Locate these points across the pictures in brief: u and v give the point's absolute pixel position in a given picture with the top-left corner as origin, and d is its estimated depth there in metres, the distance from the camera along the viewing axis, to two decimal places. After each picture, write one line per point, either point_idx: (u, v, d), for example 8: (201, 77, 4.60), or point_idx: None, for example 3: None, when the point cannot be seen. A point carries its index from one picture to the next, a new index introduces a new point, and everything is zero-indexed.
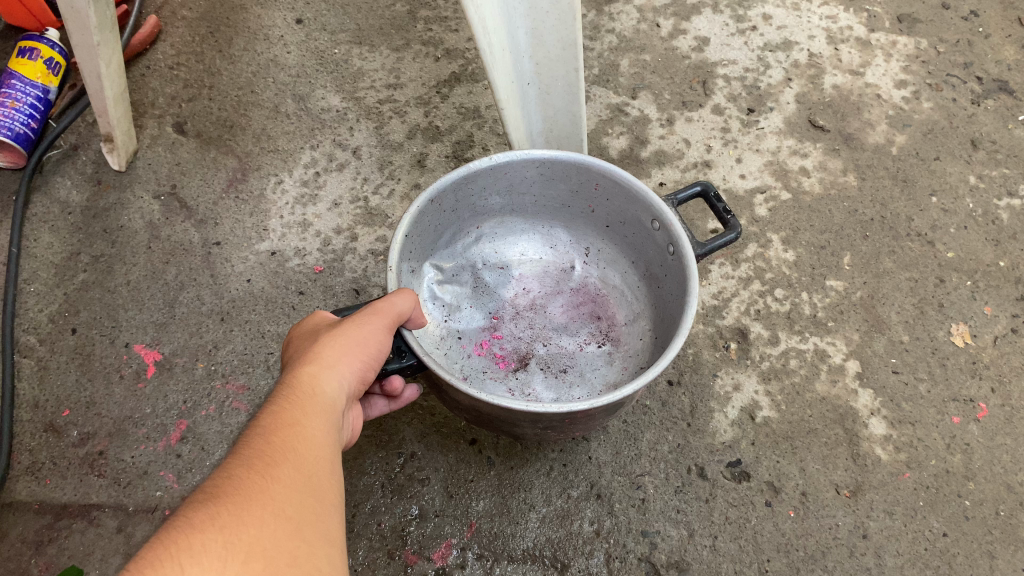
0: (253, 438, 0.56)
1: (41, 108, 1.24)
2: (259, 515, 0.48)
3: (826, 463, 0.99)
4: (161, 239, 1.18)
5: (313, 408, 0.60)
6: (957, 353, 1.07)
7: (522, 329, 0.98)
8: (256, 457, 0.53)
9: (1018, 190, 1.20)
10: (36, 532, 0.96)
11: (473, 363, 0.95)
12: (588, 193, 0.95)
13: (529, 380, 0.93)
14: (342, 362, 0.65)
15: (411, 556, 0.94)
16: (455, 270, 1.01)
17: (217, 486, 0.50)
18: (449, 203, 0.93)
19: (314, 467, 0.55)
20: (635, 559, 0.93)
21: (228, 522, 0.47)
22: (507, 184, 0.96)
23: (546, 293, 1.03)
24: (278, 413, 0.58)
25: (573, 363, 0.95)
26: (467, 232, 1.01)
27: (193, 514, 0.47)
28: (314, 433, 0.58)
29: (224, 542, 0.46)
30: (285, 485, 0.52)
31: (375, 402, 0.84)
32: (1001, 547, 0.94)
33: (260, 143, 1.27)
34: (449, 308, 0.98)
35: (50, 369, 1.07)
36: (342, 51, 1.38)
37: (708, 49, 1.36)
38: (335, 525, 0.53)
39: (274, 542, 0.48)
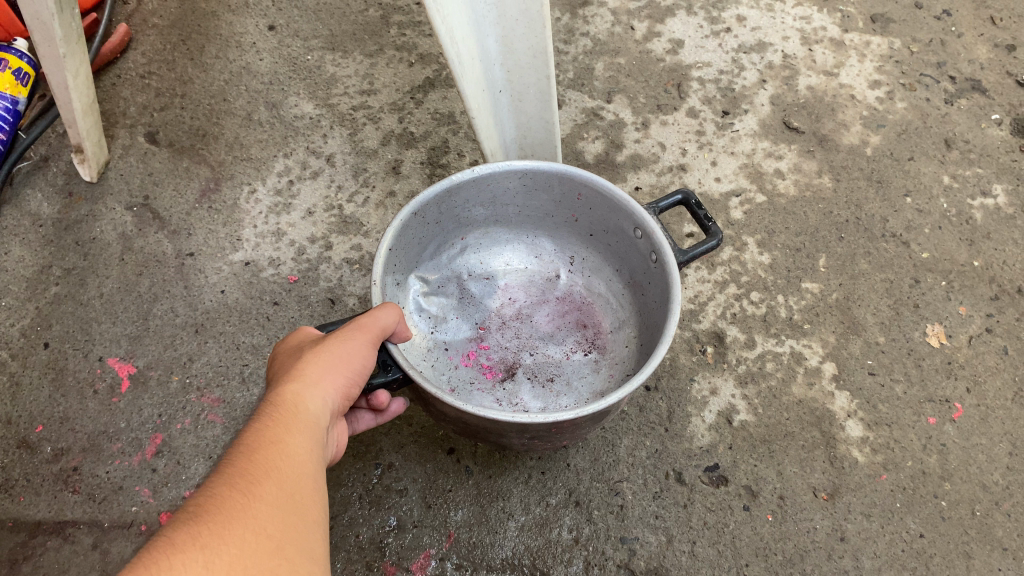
0: (236, 453, 0.54)
1: (10, 119, 1.23)
2: (240, 535, 0.47)
3: (804, 466, 0.99)
4: (134, 250, 1.17)
5: (296, 424, 0.59)
6: (932, 354, 1.07)
7: (509, 339, 0.98)
8: (237, 474, 0.52)
9: (991, 190, 1.21)
10: (10, 551, 0.95)
11: (460, 374, 0.94)
12: (571, 203, 0.95)
13: (516, 390, 0.92)
14: (325, 378, 0.64)
15: (389, 567, 0.94)
16: (441, 281, 1.01)
17: (198, 504, 0.49)
18: (433, 216, 0.93)
19: (298, 484, 0.54)
20: (614, 566, 0.93)
21: (209, 543, 0.46)
22: (491, 196, 0.96)
23: (533, 302, 1.03)
24: (261, 428, 0.57)
25: (559, 372, 0.94)
26: (452, 244, 1.01)
27: (173, 532, 0.46)
28: (298, 448, 0.56)
29: (204, 564, 0.44)
30: (267, 503, 0.50)
31: (360, 416, 0.82)
32: (978, 546, 0.94)
33: (233, 151, 1.26)
34: (435, 320, 0.98)
35: (22, 385, 1.06)
36: (316, 57, 1.37)
37: (683, 51, 1.36)
38: (316, 545, 0.52)
39: (255, 563, 0.46)
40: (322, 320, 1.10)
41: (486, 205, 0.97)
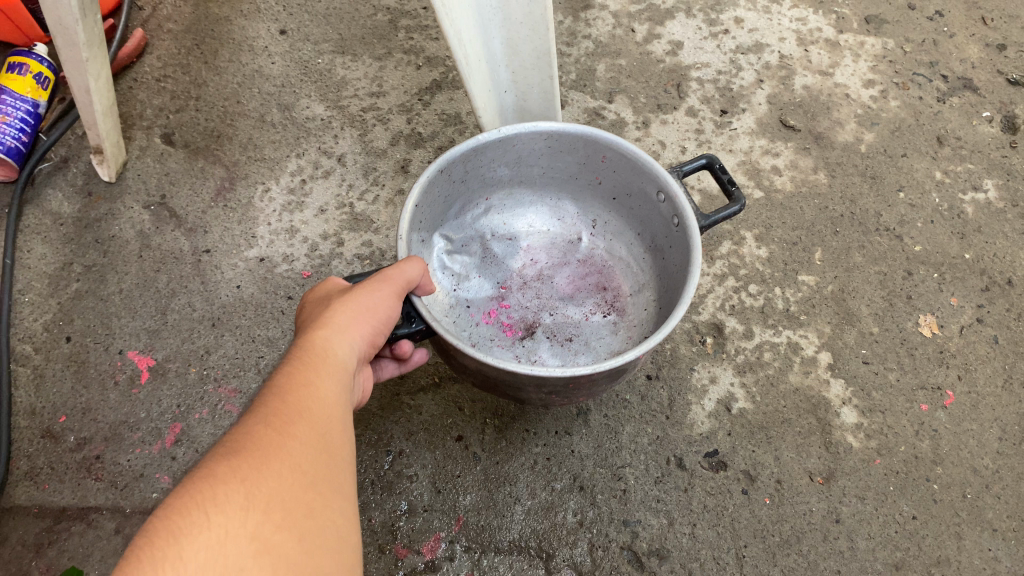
0: (270, 393, 0.58)
1: (31, 122, 1.27)
2: (280, 467, 0.51)
3: (800, 451, 1.03)
4: (152, 247, 1.21)
5: (326, 366, 0.63)
6: (925, 343, 1.10)
7: (530, 299, 1.02)
8: (273, 413, 0.55)
9: (982, 184, 1.25)
10: (36, 535, 0.99)
11: (481, 331, 0.98)
12: (595, 165, 0.99)
13: (535, 348, 0.97)
14: (351, 325, 0.67)
15: (401, 550, 0.97)
16: (465, 240, 1.05)
17: (237, 440, 0.53)
18: (459, 174, 0.96)
19: (328, 425, 0.57)
20: (617, 548, 0.97)
21: (250, 475, 0.49)
22: (515, 157, 0.99)
23: (554, 264, 1.07)
24: (292, 371, 0.60)
25: (578, 333, 0.99)
26: (476, 204, 1.05)
27: (215, 464, 0.50)
28: (327, 391, 0.60)
29: (245, 495, 0.48)
30: (302, 440, 0.54)
31: (384, 365, 0.86)
32: (968, 527, 0.98)
33: (247, 152, 1.30)
34: (458, 277, 1.02)
35: (45, 376, 1.10)
36: (326, 61, 1.41)
37: (682, 52, 1.40)
38: (347, 481, 0.56)
39: (293, 493, 0.50)
40: None
41: (511, 165, 1.00)
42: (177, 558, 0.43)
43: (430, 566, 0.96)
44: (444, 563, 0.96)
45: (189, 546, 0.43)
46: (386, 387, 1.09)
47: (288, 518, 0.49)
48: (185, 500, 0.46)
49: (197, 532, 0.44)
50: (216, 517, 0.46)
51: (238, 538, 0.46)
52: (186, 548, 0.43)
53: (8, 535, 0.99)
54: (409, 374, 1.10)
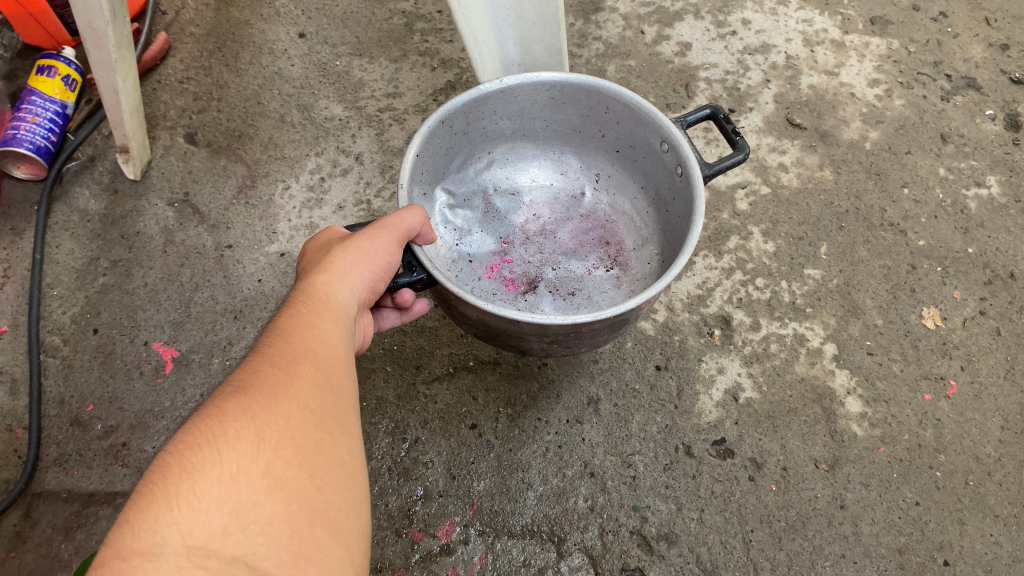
0: (275, 336, 0.62)
1: (60, 122, 1.32)
2: (287, 407, 0.55)
3: (806, 439, 1.05)
4: (176, 243, 1.25)
5: (328, 312, 0.66)
6: (928, 335, 1.13)
7: (532, 254, 1.06)
8: (279, 355, 0.59)
9: (985, 181, 1.27)
10: (65, 519, 1.02)
11: (483, 285, 1.03)
12: (598, 117, 1.02)
13: (537, 301, 1.01)
14: (353, 271, 0.71)
15: (417, 533, 1.01)
16: (468, 196, 1.10)
17: (245, 379, 0.56)
18: (461, 126, 1.00)
19: (332, 367, 0.61)
20: (627, 532, 1.00)
21: (259, 414, 0.53)
22: (518, 108, 1.03)
23: (557, 219, 1.11)
24: (296, 317, 0.64)
25: (581, 287, 1.02)
26: (479, 157, 1.09)
27: (224, 404, 0.53)
28: (329, 335, 0.64)
29: (255, 432, 0.52)
30: (308, 381, 0.58)
31: (386, 315, 0.90)
32: (971, 513, 1.00)
33: (268, 151, 1.34)
34: (460, 232, 1.07)
35: (74, 367, 1.14)
36: (344, 63, 1.45)
37: (690, 53, 1.43)
38: (353, 419, 0.60)
39: (300, 431, 0.54)
40: None
41: (513, 117, 1.03)
42: (190, 493, 0.47)
43: (445, 549, 0.99)
44: (459, 546, 1.00)
45: (202, 482, 0.47)
46: (402, 376, 1.12)
47: (297, 454, 0.52)
48: (197, 438, 0.50)
49: (209, 467, 0.48)
50: (228, 453, 0.50)
51: (249, 473, 0.49)
52: (199, 484, 0.47)
53: (38, 519, 1.02)
54: (425, 364, 1.13)
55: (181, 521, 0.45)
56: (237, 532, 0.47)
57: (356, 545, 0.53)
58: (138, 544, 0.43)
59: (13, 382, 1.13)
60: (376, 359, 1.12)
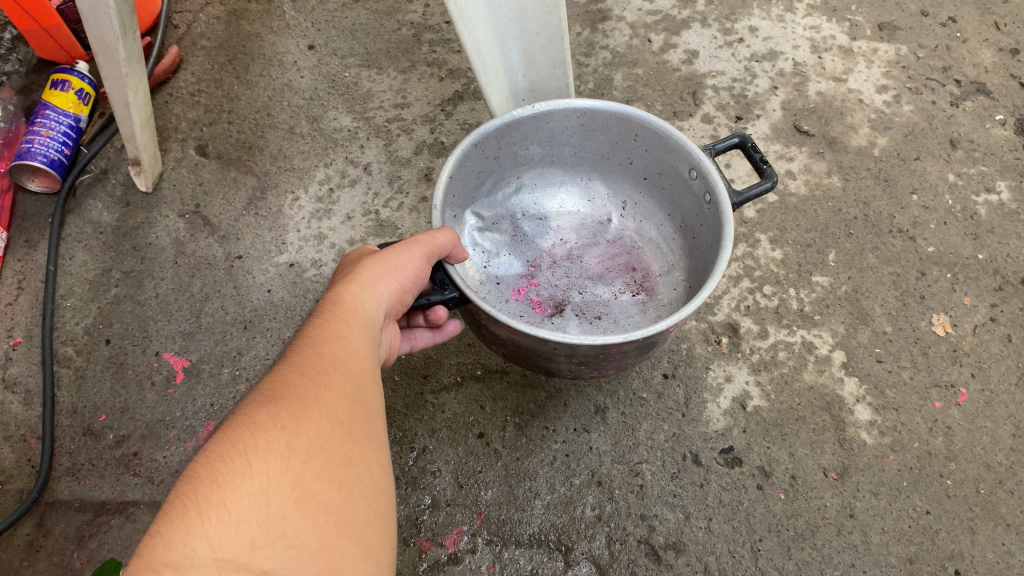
0: (307, 344, 0.63)
1: (73, 135, 1.33)
2: (317, 418, 0.55)
3: (814, 448, 1.05)
4: (187, 254, 1.26)
5: (359, 323, 0.67)
6: (938, 342, 1.12)
7: (559, 278, 1.06)
8: (309, 365, 0.59)
9: (995, 186, 1.26)
10: (78, 528, 1.03)
11: (511, 306, 1.03)
12: (627, 144, 1.03)
13: (564, 324, 1.01)
14: (382, 284, 0.72)
15: (425, 542, 1.01)
16: (497, 218, 1.10)
17: (275, 389, 0.57)
18: (492, 149, 1.01)
19: (360, 378, 0.61)
20: (635, 541, 0.99)
21: (289, 425, 0.53)
22: (548, 134, 1.04)
23: (584, 244, 1.11)
24: (327, 326, 0.65)
25: (607, 310, 1.02)
26: (508, 182, 1.09)
27: (255, 413, 0.54)
28: (356, 345, 0.64)
29: (285, 444, 0.52)
30: (336, 392, 0.58)
31: (419, 333, 0.91)
32: (982, 522, 0.99)
33: (278, 162, 1.36)
34: (488, 254, 1.07)
35: (86, 378, 1.15)
36: (352, 74, 1.46)
37: (697, 61, 1.43)
38: (380, 430, 0.60)
39: (330, 443, 0.54)
40: None
41: (543, 143, 1.04)
42: (221, 506, 0.47)
43: (453, 558, 1.00)
44: (466, 555, 1.00)
45: (231, 495, 0.48)
46: (410, 385, 1.13)
47: (325, 466, 0.53)
48: (227, 449, 0.50)
49: (239, 479, 0.49)
50: (257, 465, 0.50)
51: (278, 486, 0.50)
52: (229, 497, 0.48)
53: (51, 528, 1.04)
54: (433, 373, 1.14)
55: (212, 534, 0.46)
56: (266, 545, 0.47)
57: (384, 558, 0.53)
58: (169, 556, 0.44)
59: (27, 393, 1.15)
60: (384, 369, 1.13)
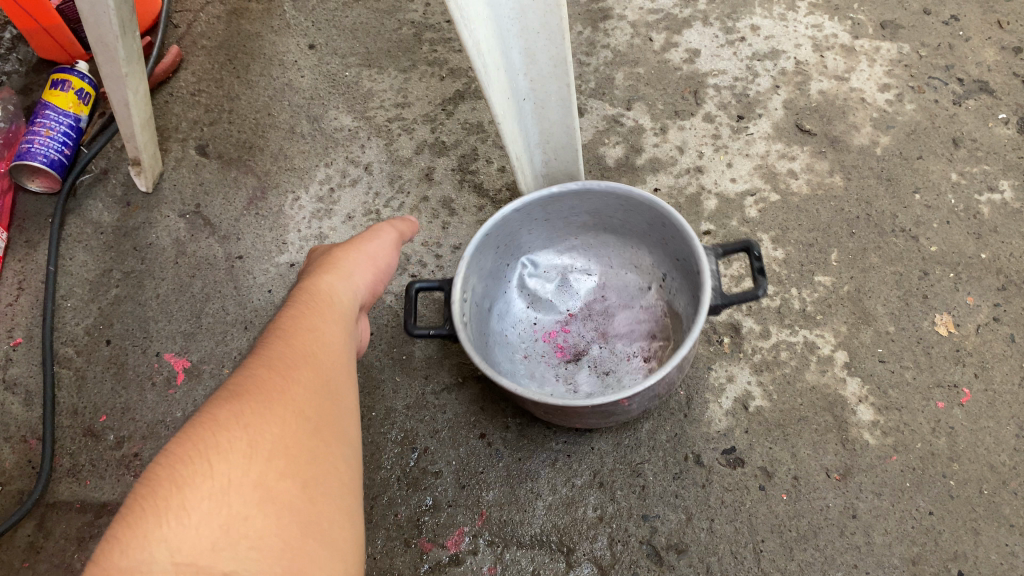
0: (276, 337, 0.62)
1: (73, 135, 1.33)
2: (281, 414, 0.54)
3: (817, 448, 1.04)
4: (188, 254, 1.26)
5: (328, 316, 0.67)
6: (941, 342, 1.12)
7: (589, 329, 1.11)
8: (278, 359, 0.59)
9: (999, 185, 1.26)
10: (78, 529, 1.03)
11: (535, 347, 1.11)
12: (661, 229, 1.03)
13: (574, 373, 1.07)
14: (356, 273, 0.76)
15: (426, 544, 1.01)
16: (548, 268, 1.16)
17: (241, 384, 0.56)
18: (540, 214, 1.07)
19: (329, 371, 0.61)
20: (637, 542, 0.99)
21: (252, 424, 0.53)
22: (594, 208, 1.07)
23: (620, 304, 1.12)
24: (297, 319, 0.65)
25: (615, 368, 1.05)
26: (564, 238, 1.15)
27: (217, 411, 0.53)
28: (329, 335, 0.65)
29: (247, 443, 0.51)
30: (302, 387, 0.58)
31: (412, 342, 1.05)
32: (985, 523, 0.99)
33: (278, 162, 1.35)
34: (533, 298, 1.14)
35: (87, 378, 1.15)
36: (353, 73, 1.45)
37: (699, 60, 1.43)
38: (348, 425, 0.60)
39: (294, 440, 0.54)
40: None
41: (590, 213, 1.08)
42: (180, 509, 0.46)
43: (455, 559, 1.00)
44: (467, 556, 1.00)
45: (191, 497, 0.47)
46: (412, 386, 1.13)
47: (289, 465, 0.52)
48: (188, 448, 0.49)
49: (200, 481, 0.48)
50: (219, 466, 0.49)
51: (240, 486, 0.49)
52: (190, 499, 0.47)
53: (52, 529, 1.03)
54: (435, 373, 1.13)
55: (170, 537, 0.45)
56: (227, 547, 0.47)
57: (350, 551, 0.53)
58: (127, 561, 0.43)
59: (28, 393, 1.14)
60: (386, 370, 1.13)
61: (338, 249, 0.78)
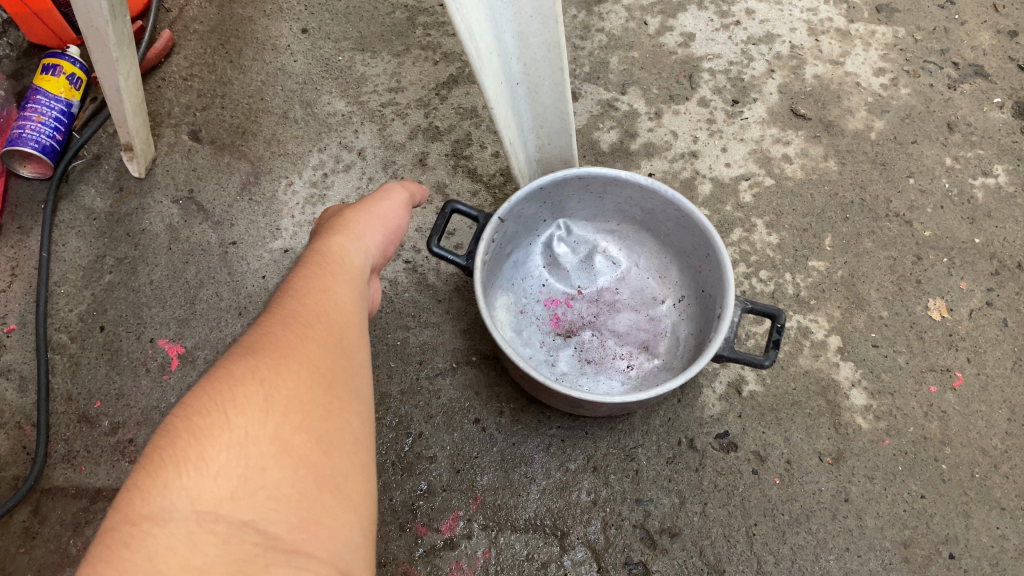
0: (290, 296, 0.61)
1: (65, 121, 1.32)
2: (297, 370, 0.53)
3: (810, 433, 1.05)
4: (181, 240, 1.25)
5: (341, 275, 0.66)
6: (933, 327, 1.12)
7: (590, 311, 1.11)
8: (294, 318, 0.58)
9: (993, 170, 1.26)
10: (73, 514, 1.04)
11: (534, 308, 1.12)
12: (700, 256, 1.02)
13: (559, 347, 1.08)
14: (366, 236, 0.74)
15: (421, 528, 1.01)
16: (580, 239, 1.16)
17: (255, 341, 0.55)
18: (598, 189, 1.07)
19: (344, 332, 0.60)
20: (630, 526, 1.00)
21: (268, 380, 0.52)
22: (648, 207, 1.07)
23: (630, 305, 1.12)
24: (308, 280, 0.63)
25: (599, 360, 1.06)
26: (607, 220, 1.14)
27: (235, 364, 0.52)
28: (340, 297, 0.63)
29: (264, 398, 0.50)
30: (317, 345, 0.57)
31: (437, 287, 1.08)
32: (976, 506, 0.99)
33: (271, 147, 1.35)
34: (553, 261, 1.14)
35: (81, 364, 1.15)
36: (346, 58, 1.44)
37: (694, 44, 1.42)
38: (362, 382, 0.58)
39: (310, 395, 0.53)
40: None
41: (643, 210, 1.08)
42: (199, 459, 0.46)
43: (449, 543, 1.00)
44: (462, 540, 1.00)
45: (211, 448, 0.46)
46: (406, 371, 1.12)
47: (305, 419, 0.51)
48: (205, 403, 0.49)
49: (218, 432, 0.47)
50: (236, 419, 0.48)
51: (257, 438, 0.48)
52: (209, 450, 0.46)
53: (47, 515, 1.04)
54: (429, 359, 1.13)
55: (189, 486, 0.45)
56: (246, 497, 0.46)
57: (365, 509, 0.52)
58: (147, 509, 0.43)
59: (22, 379, 1.14)
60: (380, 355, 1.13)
61: (350, 213, 0.76)
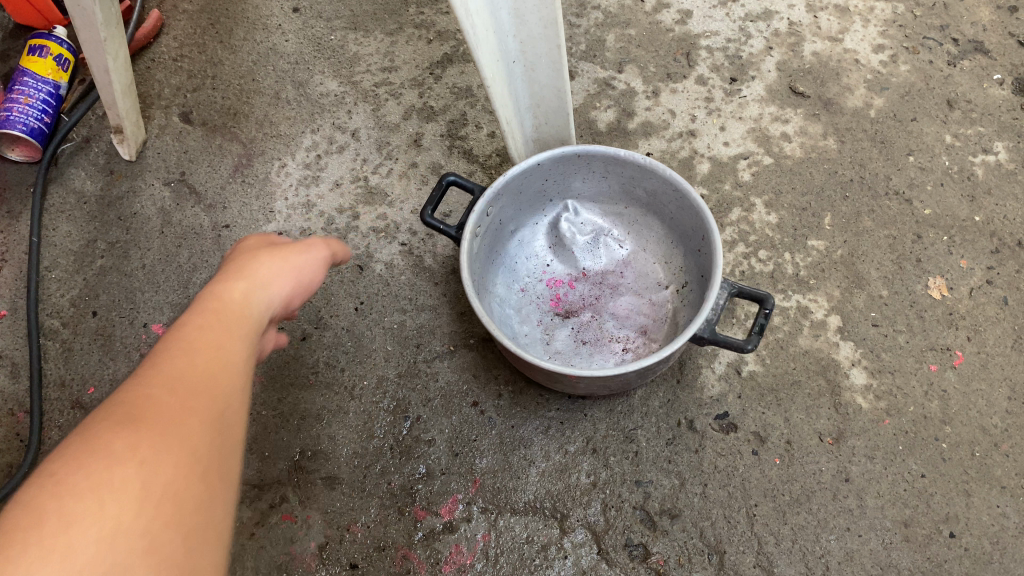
0: (175, 353, 0.56)
1: (53, 103, 1.30)
2: (176, 450, 0.48)
3: (810, 413, 1.04)
4: (173, 223, 1.24)
5: (236, 334, 0.62)
6: (934, 306, 1.11)
7: (591, 293, 1.10)
8: (180, 382, 0.53)
9: (993, 147, 1.25)
10: None
11: (535, 287, 1.12)
12: (698, 239, 1.00)
13: (556, 328, 1.07)
14: (274, 289, 0.69)
15: (420, 511, 1.01)
16: (587, 221, 1.15)
17: (137, 403, 0.50)
18: (600, 168, 1.07)
19: (226, 408, 0.55)
20: (630, 507, 0.99)
21: (146, 458, 0.46)
22: (650, 186, 1.05)
23: (632, 289, 1.10)
24: (202, 337, 0.58)
25: (595, 341, 1.05)
26: (614, 201, 1.13)
27: (112, 432, 0.46)
28: (232, 365, 0.59)
29: (140, 482, 0.45)
30: (200, 422, 0.52)
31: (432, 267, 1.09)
32: (976, 485, 0.99)
33: (264, 129, 1.33)
34: (559, 242, 1.14)
35: (74, 350, 1.14)
36: (338, 37, 1.42)
37: (691, 21, 1.40)
38: (232, 470, 0.54)
39: (186, 484, 0.48)
40: (351, 286, 1.17)
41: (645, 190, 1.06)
42: (66, 546, 0.40)
43: (448, 527, 1.00)
44: (461, 524, 1.00)
45: (79, 535, 0.41)
46: (404, 355, 1.11)
47: (177, 512, 0.46)
48: (77, 476, 0.43)
49: (88, 517, 0.42)
50: (108, 504, 0.43)
51: (127, 531, 0.43)
52: (77, 536, 0.41)
53: None
54: (426, 342, 1.12)
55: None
56: None
57: None
58: None
59: (13, 365, 1.13)
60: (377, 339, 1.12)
61: (256, 253, 0.71)
